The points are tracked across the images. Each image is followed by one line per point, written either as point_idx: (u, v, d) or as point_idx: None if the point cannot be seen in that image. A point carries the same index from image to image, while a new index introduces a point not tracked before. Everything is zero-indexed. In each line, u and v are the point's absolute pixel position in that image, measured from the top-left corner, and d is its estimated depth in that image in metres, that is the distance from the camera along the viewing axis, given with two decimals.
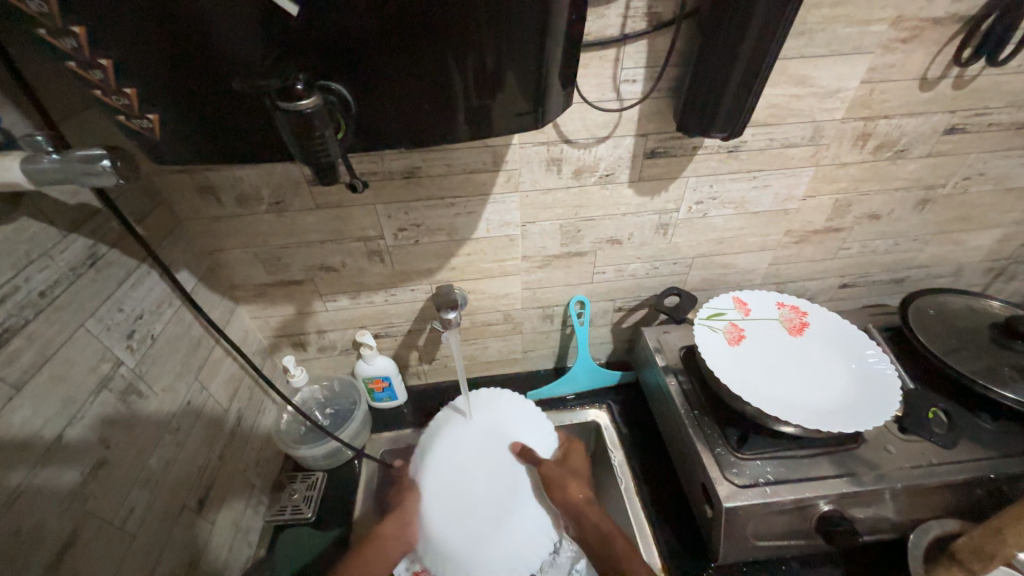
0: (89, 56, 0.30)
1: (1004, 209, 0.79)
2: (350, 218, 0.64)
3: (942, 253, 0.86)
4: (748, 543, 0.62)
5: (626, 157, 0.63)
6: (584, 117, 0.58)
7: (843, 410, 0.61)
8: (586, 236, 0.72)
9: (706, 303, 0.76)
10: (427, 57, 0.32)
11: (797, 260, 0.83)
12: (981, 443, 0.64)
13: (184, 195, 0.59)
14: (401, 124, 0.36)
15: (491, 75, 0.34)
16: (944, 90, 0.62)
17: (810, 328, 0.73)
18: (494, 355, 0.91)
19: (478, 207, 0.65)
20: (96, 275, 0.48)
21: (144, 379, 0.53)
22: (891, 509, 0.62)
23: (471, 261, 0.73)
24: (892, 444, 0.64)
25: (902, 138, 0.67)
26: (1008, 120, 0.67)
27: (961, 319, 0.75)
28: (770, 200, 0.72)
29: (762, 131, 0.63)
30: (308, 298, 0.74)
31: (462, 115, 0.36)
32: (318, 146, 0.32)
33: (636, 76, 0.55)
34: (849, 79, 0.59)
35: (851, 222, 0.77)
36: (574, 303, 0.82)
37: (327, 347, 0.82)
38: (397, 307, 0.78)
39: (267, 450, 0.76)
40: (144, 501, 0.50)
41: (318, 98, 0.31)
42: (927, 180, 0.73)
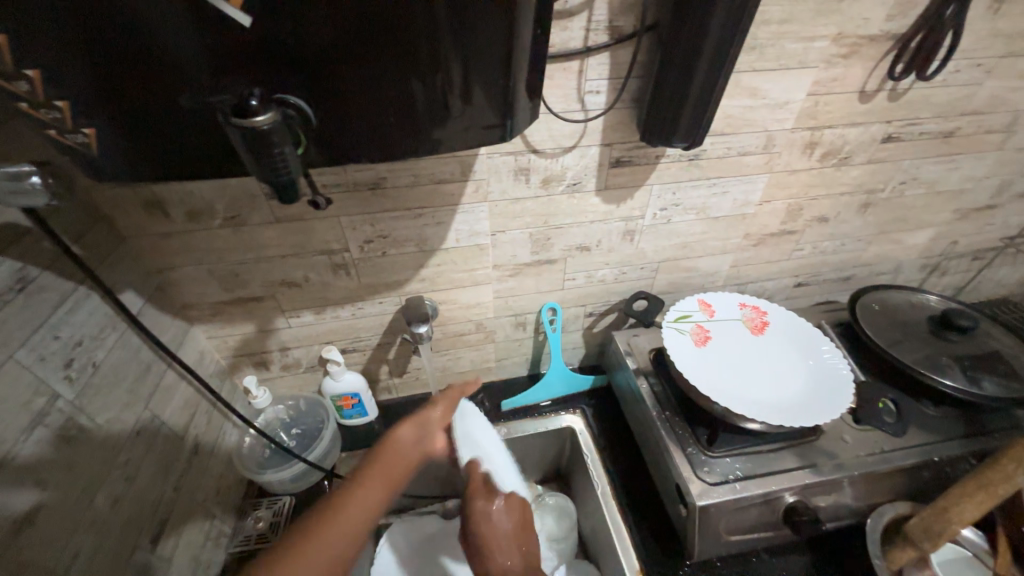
0: (12, 67, 0.27)
1: (935, 211, 0.86)
2: (313, 231, 0.62)
3: (884, 251, 0.92)
4: (721, 539, 0.64)
5: (592, 166, 0.64)
6: (551, 128, 0.59)
7: (803, 405, 0.64)
8: (555, 244, 0.73)
9: (673, 306, 0.78)
10: (391, 69, 0.31)
11: (755, 261, 0.86)
12: (925, 429, 0.69)
13: (128, 210, 0.55)
14: (365, 137, 0.35)
15: (458, 88, 0.34)
16: (880, 102, 0.67)
17: (770, 327, 0.76)
18: (468, 365, 0.90)
19: (446, 217, 0.65)
20: (26, 301, 0.44)
21: (86, 411, 0.48)
22: (849, 496, 0.65)
23: (441, 272, 0.72)
24: (847, 434, 0.68)
25: (845, 146, 0.71)
26: (935, 129, 0.72)
27: (902, 313, 0.81)
28: (729, 206, 0.75)
29: (720, 140, 0.65)
30: (269, 314, 0.70)
31: (430, 128, 0.36)
32: (277, 163, 0.31)
33: (600, 87, 0.56)
34: (797, 92, 0.62)
35: (803, 225, 0.82)
36: (546, 310, 0.82)
37: (292, 365, 0.79)
38: (366, 320, 0.75)
39: (228, 478, 0.72)
40: (90, 544, 0.46)
41: (275, 112, 0.29)
42: (868, 185, 0.78)
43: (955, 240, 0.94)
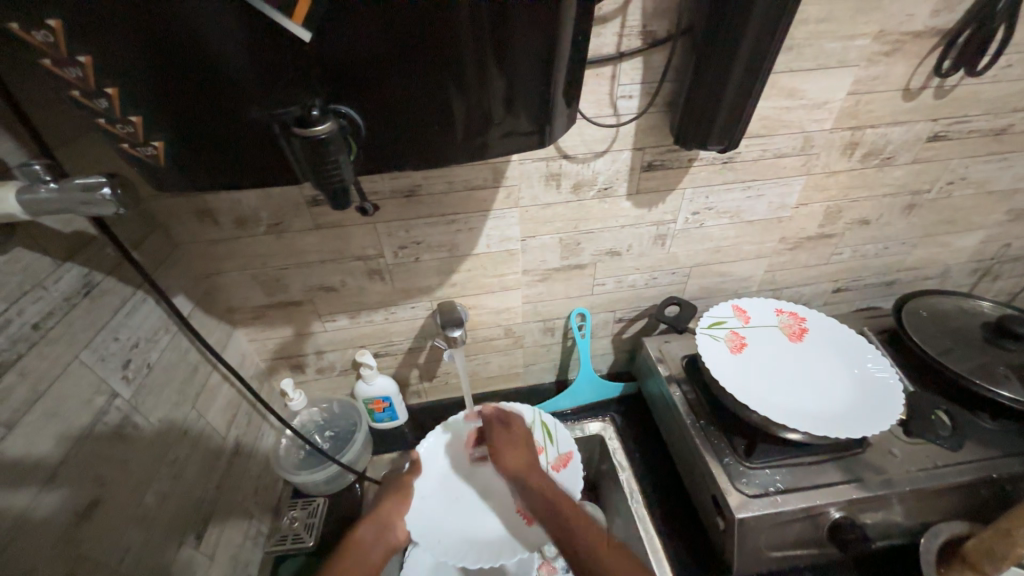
0: (95, 86, 0.29)
1: (986, 212, 0.82)
2: (350, 238, 0.64)
3: (930, 255, 0.88)
4: (761, 554, 0.61)
5: (624, 170, 0.64)
6: (583, 133, 0.59)
7: (847, 415, 0.61)
8: (586, 249, 0.73)
9: (707, 312, 0.77)
10: (437, 79, 0.32)
11: (792, 266, 0.84)
12: (982, 444, 0.64)
13: (180, 219, 0.58)
14: (410, 146, 0.36)
15: (500, 96, 0.34)
16: (926, 99, 0.64)
17: (809, 334, 0.74)
18: (496, 370, 0.90)
19: (478, 223, 0.65)
20: (91, 304, 0.47)
21: (140, 410, 0.51)
22: (899, 513, 0.62)
23: (472, 277, 0.73)
24: (896, 447, 0.64)
25: (887, 146, 0.69)
26: (986, 127, 0.69)
27: (953, 320, 0.77)
28: (764, 209, 0.73)
29: (755, 142, 0.64)
30: (306, 319, 0.72)
31: (471, 135, 0.36)
32: (331, 170, 0.32)
33: (632, 92, 0.56)
34: (836, 91, 0.61)
35: (843, 228, 0.79)
36: (575, 315, 0.82)
37: (326, 369, 0.81)
38: (398, 325, 0.77)
39: (266, 478, 0.74)
40: (141, 539, 0.48)
41: (331, 122, 0.31)
42: (913, 186, 0.75)
43: (1009, 243, 0.89)
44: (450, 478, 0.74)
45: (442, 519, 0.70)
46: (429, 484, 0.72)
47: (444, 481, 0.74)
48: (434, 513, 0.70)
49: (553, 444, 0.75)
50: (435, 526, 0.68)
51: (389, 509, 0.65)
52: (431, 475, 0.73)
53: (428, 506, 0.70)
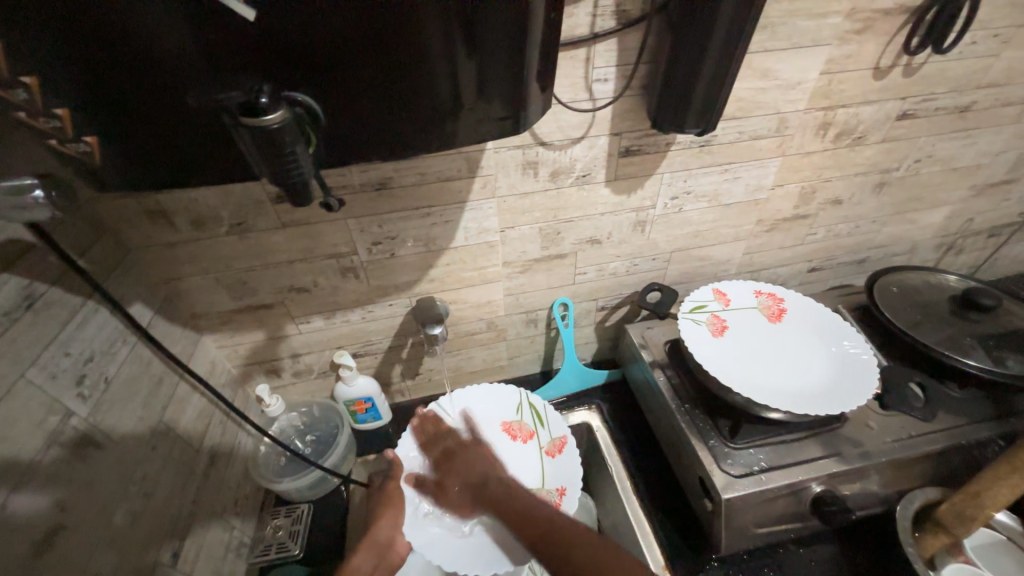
0: (8, 75, 0.26)
1: (951, 188, 0.84)
2: (320, 235, 0.61)
3: (898, 232, 0.90)
4: (748, 532, 0.63)
5: (602, 156, 0.63)
6: (559, 119, 0.57)
7: (826, 393, 0.63)
8: (566, 238, 0.72)
9: (688, 296, 0.77)
10: (403, 63, 0.30)
11: (768, 247, 0.85)
12: (952, 412, 0.67)
13: (132, 221, 0.54)
14: (375, 134, 0.34)
15: (471, 79, 0.32)
16: (895, 78, 0.65)
17: (788, 314, 0.75)
18: (479, 364, 0.89)
19: (455, 215, 0.63)
20: (34, 319, 0.43)
21: (101, 427, 0.47)
22: (878, 483, 0.64)
23: (451, 271, 0.71)
24: (872, 420, 0.66)
25: (859, 125, 0.69)
26: (951, 104, 0.71)
27: (921, 294, 0.79)
28: (741, 191, 0.73)
29: (732, 124, 0.64)
30: (279, 321, 0.69)
31: (440, 120, 0.34)
32: (290, 164, 0.30)
33: (608, 75, 0.55)
34: (808, 71, 0.61)
35: (816, 209, 0.80)
36: (557, 305, 0.81)
37: (303, 371, 0.78)
38: (376, 324, 0.74)
39: (246, 487, 0.71)
40: (111, 563, 0.45)
41: (286, 111, 0.28)
42: (883, 164, 0.76)
43: (971, 217, 0.92)
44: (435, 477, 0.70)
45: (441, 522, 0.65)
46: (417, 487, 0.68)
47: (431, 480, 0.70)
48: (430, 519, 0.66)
49: (544, 427, 0.75)
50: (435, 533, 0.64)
51: (385, 532, 0.64)
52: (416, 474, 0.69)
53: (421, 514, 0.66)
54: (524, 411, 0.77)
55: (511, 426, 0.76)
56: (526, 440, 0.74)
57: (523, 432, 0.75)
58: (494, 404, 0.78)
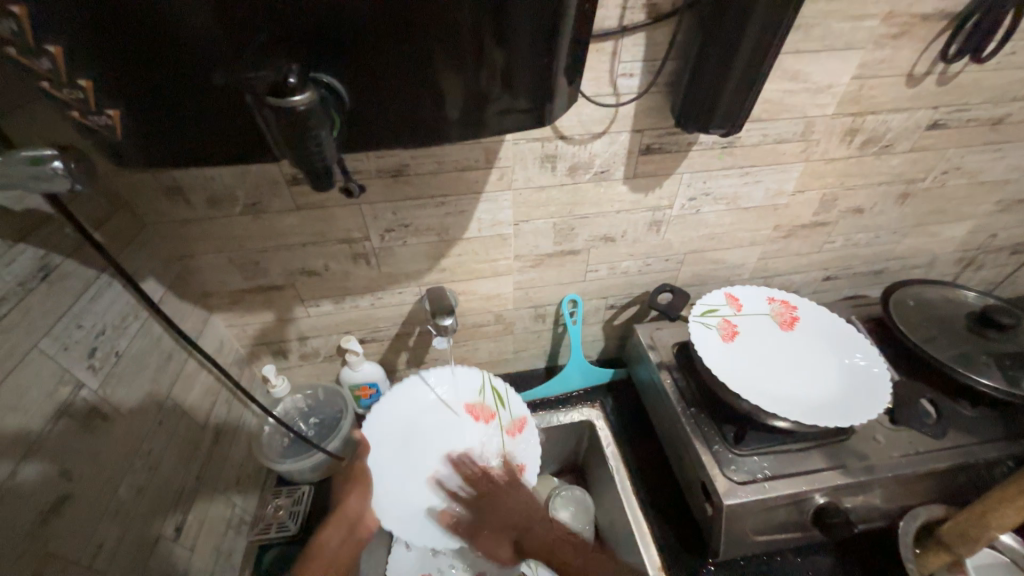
0: (32, 43, 0.26)
1: (976, 202, 0.82)
2: (334, 220, 0.60)
3: (918, 244, 0.88)
4: (748, 539, 0.62)
5: (621, 153, 0.62)
6: (580, 112, 0.56)
7: (835, 404, 0.62)
8: (580, 234, 0.71)
9: (699, 299, 0.76)
10: (430, 48, 0.29)
11: (784, 254, 0.83)
12: (962, 430, 0.66)
13: (147, 196, 0.54)
14: (397, 121, 0.33)
15: (498, 67, 0.32)
16: (929, 86, 0.63)
17: (800, 322, 0.74)
18: (485, 356, 0.89)
19: (469, 206, 0.63)
20: (49, 290, 0.43)
21: (110, 401, 0.48)
22: (882, 497, 0.64)
23: (462, 262, 0.70)
24: (880, 434, 0.66)
25: (887, 134, 0.68)
26: (985, 116, 0.68)
27: (937, 309, 0.78)
28: (761, 195, 0.72)
29: (757, 126, 0.62)
30: (288, 304, 0.69)
31: (464, 109, 0.33)
32: (312, 149, 0.29)
33: (633, 70, 0.54)
34: (840, 75, 0.59)
35: (836, 217, 0.79)
36: (567, 302, 0.80)
37: (310, 354, 0.78)
38: (385, 311, 0.74)
39: (249, 465, 0.72)
40: (114, 535, 0.46)
41: (312, 97, 0.28)
42: (908, 175, 0.74)
43: (994, 233, 0.90)
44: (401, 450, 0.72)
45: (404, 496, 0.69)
46: (382, 462, 0.71)
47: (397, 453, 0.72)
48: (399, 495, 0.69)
49: (505, 409, 0.76)
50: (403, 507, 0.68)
51: (354, 509, 0.64)
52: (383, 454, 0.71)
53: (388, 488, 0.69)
54: (486, 393, 0.78)
55: (474, 407, 0.77)
56: (488, 421, 0.75)
57: (486, 415, 0.76)
58: (458, 385, 0.78)
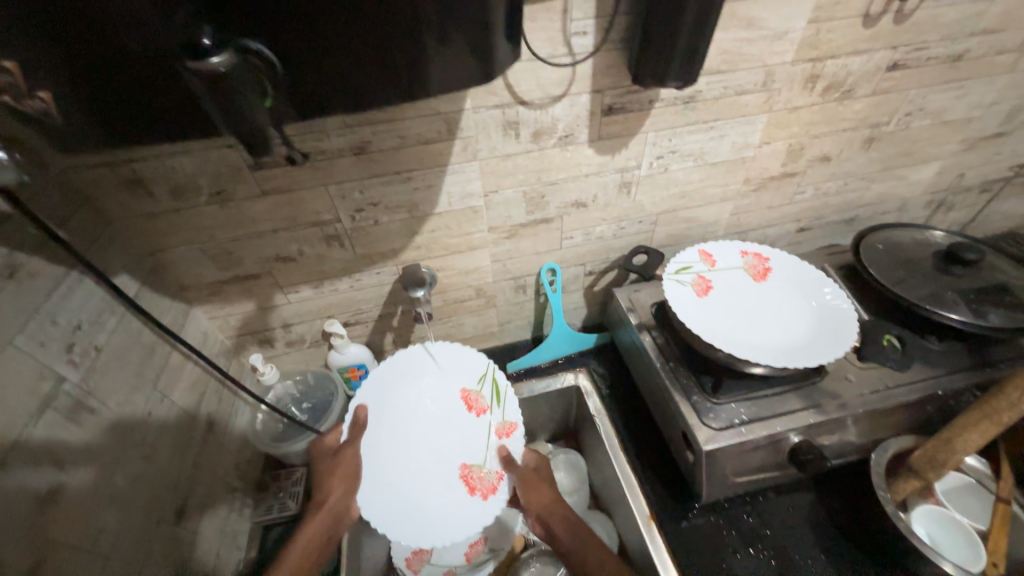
0: None
1: (941, 142, 0.83)
2: (301, 203, 0.60)
3: (888, 189, 0.90)
4: (728, 481, 0.65)
5: (584, 115, 0.62)
6: (538, 76, 0.56)
7: (805, 348, 0.64)
8: (551, 202, 0.71)
9: (674, 258, 0.77)
10: (359, 8, 0.29)
11: (756, 207, 0.84)
12: (929, 363, 0.69)
13: (108, 191, 0.53)
14: (339, 87, 0.33)
15: (430, 23, 0.31)
16: (886, 26, 0.63)
17: (773, 273, 0.75)
18: (470, 331, 0.90)
19: (437, 179, 0.63)
20: (17, 288, 0.43)
21: (94, 394, 0.49)
22: (854, 432, 0.66)
23: (436, 238, 0.71)
24: (851, 372, 0.68)
25: (848, 78, 0.68)
26: (944, 53, 0.69)
27: (906, 251, 0.80)
28: (728, 149, 0.72)
29: (717, 79, 0.62)
30: (267, 292, 0.70)
31: (403, 70, 0.33)
32: (244, 113, 0.30)
33: (586, 27, 0.53)
34: (796, 20, 0.59)
35: (804, 166, 0.79)
36: (545, 271, 0.82)
37: (296, 341, 0.79)
38: (365, 292, 0.75)
39: (246, 452, 0.73)
40: (115, 520, 0.48)
41: (230, 58, 0.28)
42: (873, 119, 0.75)
43: (962, 173, 0.91)
44: (388, 432, 0.69)
45: (387, 481, 0.65)
46: (369, 442, 0.67)
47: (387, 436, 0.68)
48: (377, 479, 0.65)
49: (501, 405, 0.72)
50: (380, 491, 0.64)
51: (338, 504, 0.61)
52: (376, 435, 0.68)
53: (369, 472, 0.65)
54: (486, 384, 0.73)
55: (471, 396, 0.73)
56: (482, 412, 0.72)
57: (480, 405, 0.72)
58: (458, 368, 0.74)
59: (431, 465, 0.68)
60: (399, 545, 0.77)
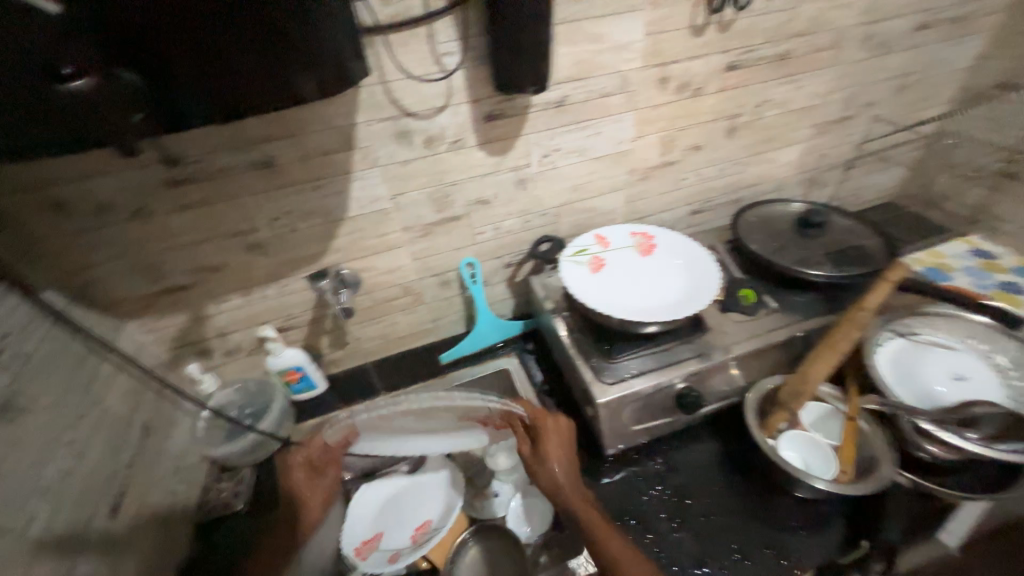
0: None
1: (795, 128, 0.97)
2: (221, 215, 0.67)
3: (762, 171, 1.03)
4: (628, 430, 0.74)
5: (468, 122, 0.72)
6: (418, 91, 0.66)
7: (680, 305, 0.74)
8: (456, 200, 0.80)
9: (572, 243, 0.87)
10: (207, 46, 0.38)
11: (647, 194, 0.95)
12: (791, 312, 0.81)
13: (34, 214, 0.59)
14: (201, 104, 0.41)
15: (270, 56, 0.40)
16: (713, 34, 0.76)
17: (658, 248, 0.86)
18: (405, 330, 0.97)
19: (345, 185, 0.71)
20: None
21: (22, 396, 0.54)
22: (735, 375, 0.77)
23: (354, 240, 0.78)
24: (728, 326, 0.79)
25: (695, 78, 0.81)
26: (771, 53, 0.83)
27: (774, 223, 0.93)
28: (606, 145, 0.83)
29: (579, 85, 0.74)
30: (198, 302, 0.76)
31: (253, 88, 0.41)
32: (112, 122, 0.37)
33: (453, 48, 0.64)
34: (633, 34, 0.71)
35: (680, 155, 0.91)
36: (464, 265, 0.89)
37: (234, 350, 0.84)
38: (294, 297, 0.81)
39: (188, 457, 0.78)
40: (45, 509, 0.52)
41: (98, 81, 0.36)
42: (727, 111, 0.88)
43: (824, 153, 1.05)
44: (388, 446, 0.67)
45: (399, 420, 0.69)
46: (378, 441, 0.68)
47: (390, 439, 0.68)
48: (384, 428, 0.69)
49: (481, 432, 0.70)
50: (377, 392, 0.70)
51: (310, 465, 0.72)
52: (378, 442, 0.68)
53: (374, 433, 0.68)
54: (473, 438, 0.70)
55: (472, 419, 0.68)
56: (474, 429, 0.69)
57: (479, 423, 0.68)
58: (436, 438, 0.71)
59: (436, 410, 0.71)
60: (347, 535, 0.84)
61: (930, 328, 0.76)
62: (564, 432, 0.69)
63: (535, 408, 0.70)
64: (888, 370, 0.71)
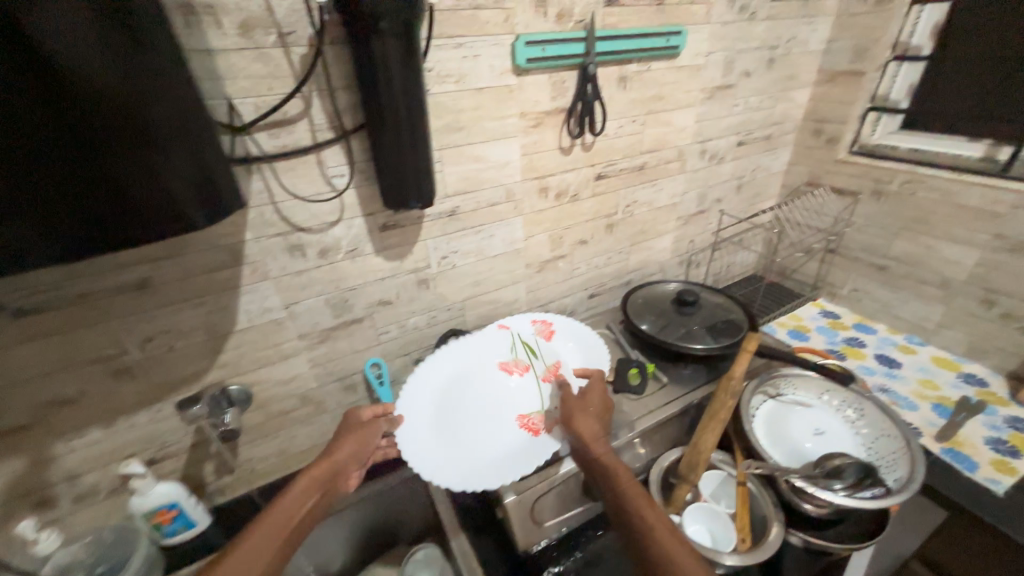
0: None
1: (663, 222, 1.14)
2: (78, 342, 0.61)
3: (643, 258, 1.17)
4: (540, 527, 0.71)
5: (362, 233, 0.76)
6: (309, 209, 0.69)
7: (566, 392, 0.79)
8: (355, 304, 0.81)
9: (478, 334, 0.91)
10: (60, 200, 0.37)
11: (545, 284, 1.04)
12: (679, 384, 0.88)
13: None
14: (46, 254, 0.38)
15: (133, 202, 0.40)
16: (579, 153, 0.91)
17: (556, 334, 0.92)
18: (306, 442, 0.89)
19: (231, 299, 0.69)
20: None
21: None
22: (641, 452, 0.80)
23: (243, 353, 0.74)
24: (626, 405, 0.83)
25: (570, 187, 0.94)
26: (630, 166, 0.99)
27: (657, 303, 1.04)
28: (500, 245, 0.91)
29: (468, 197, 0.82)
30: (42, 443, 0.65)
31: (115, 235, 0.40)
32: None
33: (342, 171, 0.69)
34: (511, 155, 0.83)
35: (569, 249, 1.02)
36: (369, 366, 0.86)
37: (86, 493, 0.71)
38: (170, 422, 0.73)
39: None
40: None
41: None
42: (603, 212, 1.02)
43: (692, 240, 1.23)
44: (442, 443, 0.73)
45: (459, 422, 0.76)
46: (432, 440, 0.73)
47: (441, 439, 0.74)
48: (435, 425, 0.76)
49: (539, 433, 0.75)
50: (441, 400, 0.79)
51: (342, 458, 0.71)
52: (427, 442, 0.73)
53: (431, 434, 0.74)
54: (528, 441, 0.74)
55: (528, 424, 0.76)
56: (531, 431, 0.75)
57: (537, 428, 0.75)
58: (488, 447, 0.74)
59: (491, 413, 0.79)
60: None
61: (792, 389, 0.86)
62: (606, 401, 0.75)
63: (595, 387, 0.77)
64: (763, 434, 0.79)
